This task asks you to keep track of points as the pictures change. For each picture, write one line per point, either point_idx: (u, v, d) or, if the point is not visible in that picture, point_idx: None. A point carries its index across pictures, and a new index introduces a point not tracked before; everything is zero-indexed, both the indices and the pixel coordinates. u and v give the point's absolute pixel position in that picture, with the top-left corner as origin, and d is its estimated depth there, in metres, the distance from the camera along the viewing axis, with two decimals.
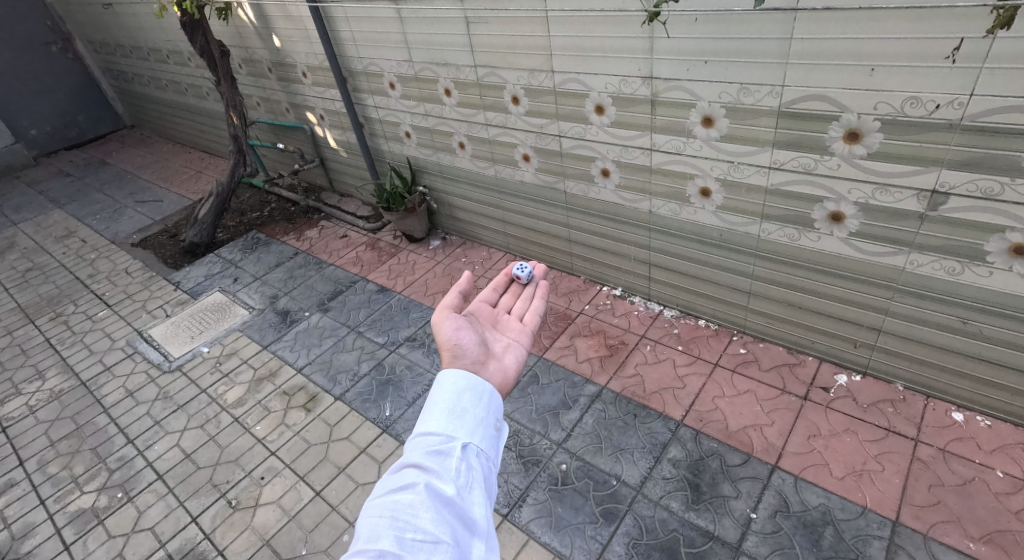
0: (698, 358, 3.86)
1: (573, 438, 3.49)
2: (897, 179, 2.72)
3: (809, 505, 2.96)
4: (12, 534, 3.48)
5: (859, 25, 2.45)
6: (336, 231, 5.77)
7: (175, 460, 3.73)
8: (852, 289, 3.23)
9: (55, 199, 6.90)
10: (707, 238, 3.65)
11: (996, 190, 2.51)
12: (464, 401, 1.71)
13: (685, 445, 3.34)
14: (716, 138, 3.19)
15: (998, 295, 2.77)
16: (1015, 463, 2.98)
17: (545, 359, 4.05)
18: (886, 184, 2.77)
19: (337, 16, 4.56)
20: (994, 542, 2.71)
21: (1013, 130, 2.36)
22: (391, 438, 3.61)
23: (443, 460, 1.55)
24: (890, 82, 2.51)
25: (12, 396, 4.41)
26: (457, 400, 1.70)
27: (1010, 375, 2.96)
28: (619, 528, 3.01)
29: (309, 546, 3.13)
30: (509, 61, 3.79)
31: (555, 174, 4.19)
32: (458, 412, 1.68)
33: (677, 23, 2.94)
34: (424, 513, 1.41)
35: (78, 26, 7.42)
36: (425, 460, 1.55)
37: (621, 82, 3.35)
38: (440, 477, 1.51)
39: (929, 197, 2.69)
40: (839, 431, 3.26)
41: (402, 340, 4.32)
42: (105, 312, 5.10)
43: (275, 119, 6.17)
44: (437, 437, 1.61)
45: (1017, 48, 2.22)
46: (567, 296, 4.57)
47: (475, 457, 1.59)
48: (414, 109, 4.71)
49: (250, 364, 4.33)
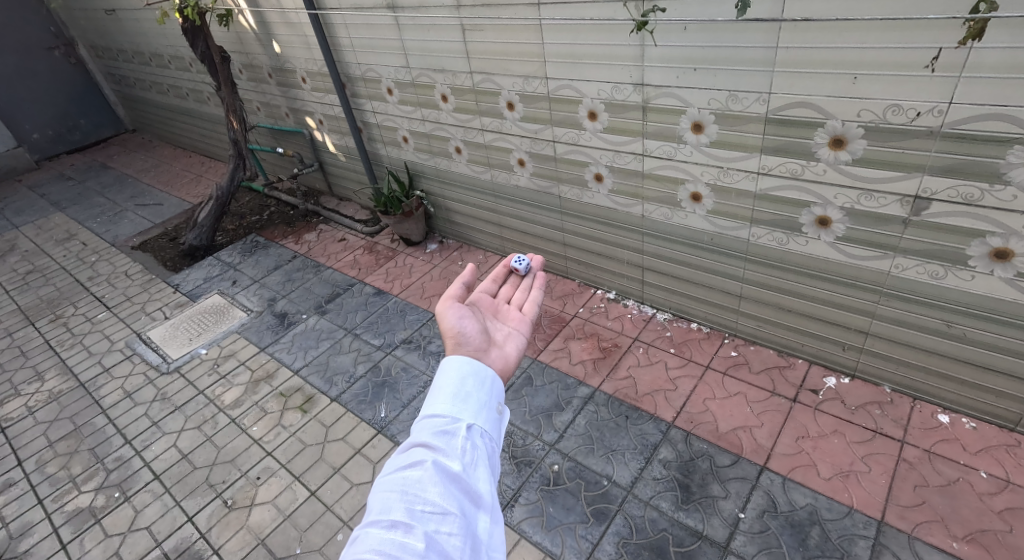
0: (689, 361, 3.63)
1: (566, 439, 3.28)
2: (878, 185, 2.60)
3: (797, 505, 2.79)
4: (10, 533, 3.25)
5: (866, 33, 2.29)
6: (334, 234, 5.50)
7: (172, 460, 3.51)
8: (840, 292, 3.04)
9: (57, 203, 6.63)
10: (698, 241, 3.45)
11: (977, 197, 2.39)
12: (470, 381, 1.54)
13: (676, 446, 3.14)
14: (706, 144, 3.03)
15: (989, 300, 2.60)
16: (999, 464, 2.80)
17: (539, 361, 3.81)
18: (870, 189, 2.64)
19: (336, 22, 4.35)
20: (977, 542, 2.55)
21: (991, 138, 2.26)
22: (386, 439, 3.40)
23: (450, 438, 1.40)
24: (873, 90, 2.40)
25: (11, 397, 4.16)
26: (462, 381, 1.53)
27: (1004, 380, 2.77)
28: (609, 528, 2.83)
29: (303, 545, 2.94)
30: (503, 68, 3.60)
31: (550, 179, 3.95)
32: (463, 392, 1.51)
33: (666, 32, 2.80)
34: (432, 488, 1.27)
35: (81, 30, 7.16)
36: (432, 438, 1.39)
37: (614, 89, 3.18)
38: (448, 455, 1.36)
39: (911, 202, 2.56)
40: (827, 433, 3.07)
41: (398, 342, 4.08)
42: (105, 314, 4.86)
43: (275, 123, 5.89)
44: (443, 417, 1.44)
45: (1009, 58, 2.10)
46: (562, 299, 4.31)
47: (480, 438, 1.43)
48: (412, 115, 4.48)
49: (248, 366, 4.09)
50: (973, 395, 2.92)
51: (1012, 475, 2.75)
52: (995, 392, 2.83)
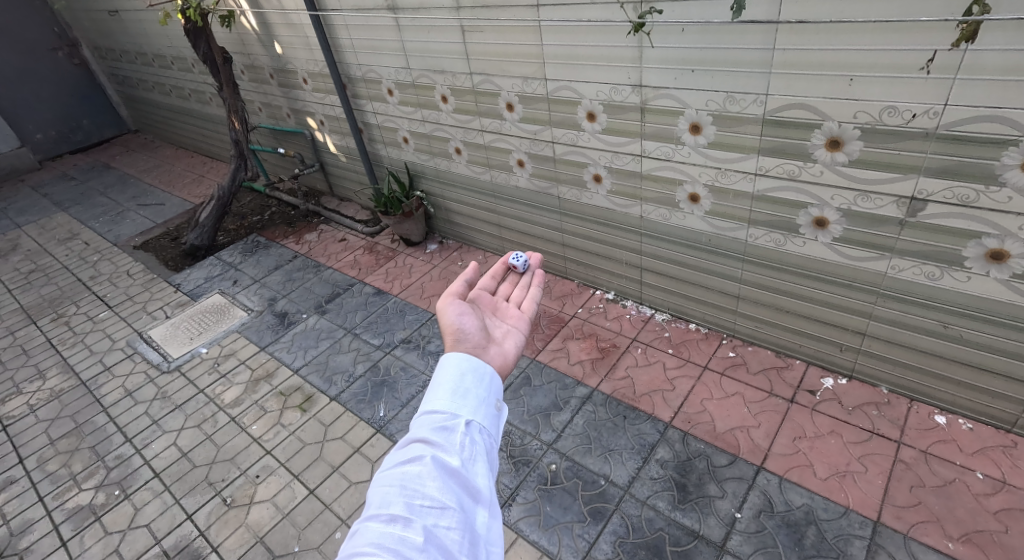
0: (687, 361, 3.63)
1: (564, 439, 3.28)
2: (876, 186, 2.61)
3: (794, 505, 2.79)
4: (11, 530, 3.27)
5: (861, 35, 2.31)
6: (335, 234, 5.52)
7: (172, 458, 3.52)
8: (837, 294, 3.05)
9: (59, 203, 6.65)
10: (697, 242, 3.46)
11: (972, 198, 2.40)
12: (471, 376, 1.53)
13: (673, 446, 3.15)
14: (705, 145, 3.03)
15: (985, 300, 2.61)
16: (995, 465, 2.81)
17: (538, 362, 3.82)
18: (868, 191, 2.64)
19: (337, 23, 4.36)
20: (972, 542, 2.56)
21: (985, 139, 2.27)
22: (385, 438, 3.41)
23: (450, 433, 1.40)
24: (869, 92, 2.41)
25: (11, 395, 4.17)
26: (463, 375, 1.52)
27: (999, 381, 2.78)
28: (606, 527, 2.84)
29: (302, 543, 2.95)
30: (503, 69, 3.61)
31: (549, 180, 3.96)
32: (463, 386, 1.50)
33: (662, 33, 2.82)
34: (431, 483, 1.28)
35: (84, 31, 7.19)
36: (431, 432, 1.40)
37: (612, 90, 3.19)
38: (448, 449, 1.36)
39: (908, 204, 2.58)
40: (824, 433, 3.08)
41: (398, 342, 4.09)
42: (107, 313, 4.88)
43: (276, 124, 5.92)
44: (443, 411, 1.44)
45: (1006, 61, 2.10)
46: (561, 299, 4.31)
47: (479, 432, 1.43)
48: (412, 116, 4.49)
49: (248, 365, 4.10)
50: (969, 396, 2.92)
51: (1008, 477, 2.75)
52: (992, 392, 2.84)
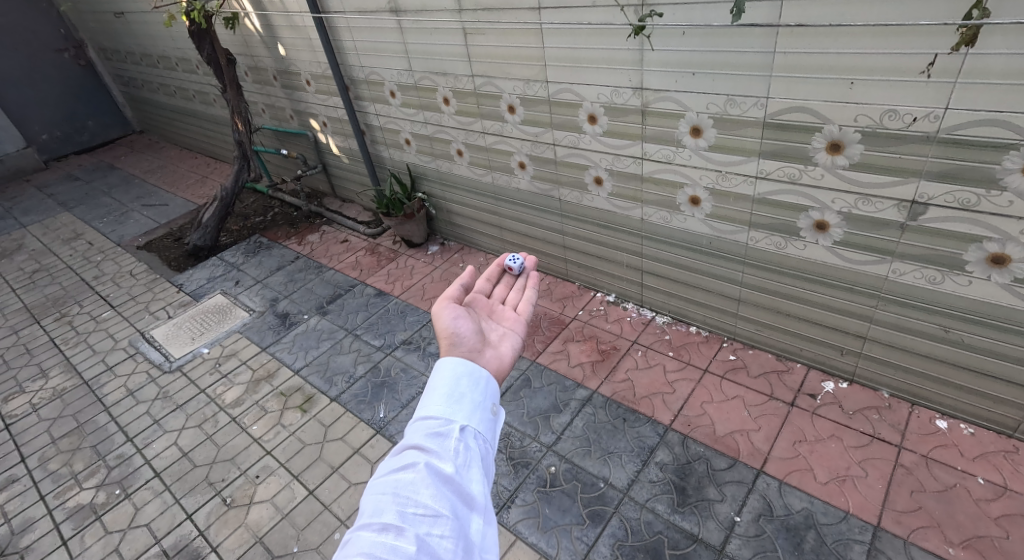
0: (687, 364, 3.62)
1: (562, 441, 3.28)
2: (878, 190, 2.60)
3: (792, 510, 2.78)
4: (12, 528, 3.28)
5: (863, 38, 2.31)
6: (336, 236, 5.53)
7: (172, 458, 3.52)
8: (839, 297, 3.04)
9: (64, 203, 6.68)
10: (698, 245, 3.45)
11: (973, 202, 2.40)
12: (466, 384, 1.54)
13: (673, 449, 3.14)
14: (705, 147, 3.03)
15: (987, 305, 2.60)
16: (997, 471, 2.79)
17: (538, 364, 3.81)
18: (870, 195, 2.63)
19: (340, 25, 4.38)
20: (972, 547, 2.54)
21: (988, 143, 2.27)
22: (384, 439, 3.40)
23: (444, 442, 1.40)
24: (869, 96, 2.41)
25: (14, 395, 4.19)
26: (457, 384, 1.54)
27: (1004, 386, 2.75)
28: (605, 529, 2.83)
29: (301, 543, 2.96)
30: (503, 71, 3.62)
31: (551, 182, 3.96)
32: (458, 395, 1.52)
33: (665, 35, 2.82)
34: (424, 492, 1.29)
35: (90, 33, 7.23)
36: (425, 441, 1.40)
37: (613, 92, 3.19)
38: (441, 458, 1.37)
39: (909, 208, 2.57)
40: (824, 437, 3.06)
41: (398, 343, 4.09)
42: (110, 313, 4.89)
43: (279, 125, 5.93)
44: (437, 420, 1.45)
45: (1008, 66, 2.10)
46: (562, 301, 4.30)
47: (473, 440, 1.44)
48: (414, 117, 4.50)
49: (249, 365, 4.11)
50: (971, 400, 2.91)
51: (1010, 482, 2.73)
52: (992, 397, 2.83)
